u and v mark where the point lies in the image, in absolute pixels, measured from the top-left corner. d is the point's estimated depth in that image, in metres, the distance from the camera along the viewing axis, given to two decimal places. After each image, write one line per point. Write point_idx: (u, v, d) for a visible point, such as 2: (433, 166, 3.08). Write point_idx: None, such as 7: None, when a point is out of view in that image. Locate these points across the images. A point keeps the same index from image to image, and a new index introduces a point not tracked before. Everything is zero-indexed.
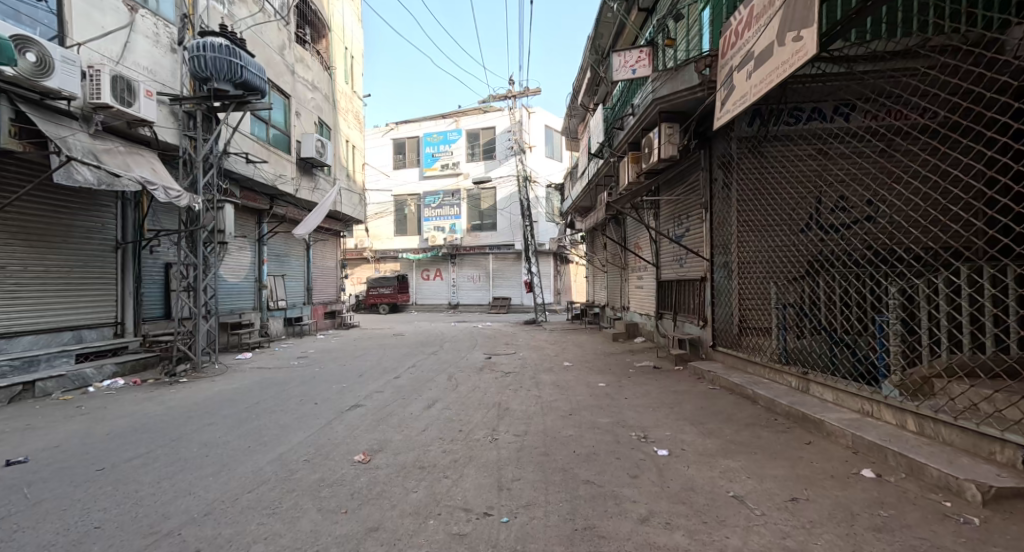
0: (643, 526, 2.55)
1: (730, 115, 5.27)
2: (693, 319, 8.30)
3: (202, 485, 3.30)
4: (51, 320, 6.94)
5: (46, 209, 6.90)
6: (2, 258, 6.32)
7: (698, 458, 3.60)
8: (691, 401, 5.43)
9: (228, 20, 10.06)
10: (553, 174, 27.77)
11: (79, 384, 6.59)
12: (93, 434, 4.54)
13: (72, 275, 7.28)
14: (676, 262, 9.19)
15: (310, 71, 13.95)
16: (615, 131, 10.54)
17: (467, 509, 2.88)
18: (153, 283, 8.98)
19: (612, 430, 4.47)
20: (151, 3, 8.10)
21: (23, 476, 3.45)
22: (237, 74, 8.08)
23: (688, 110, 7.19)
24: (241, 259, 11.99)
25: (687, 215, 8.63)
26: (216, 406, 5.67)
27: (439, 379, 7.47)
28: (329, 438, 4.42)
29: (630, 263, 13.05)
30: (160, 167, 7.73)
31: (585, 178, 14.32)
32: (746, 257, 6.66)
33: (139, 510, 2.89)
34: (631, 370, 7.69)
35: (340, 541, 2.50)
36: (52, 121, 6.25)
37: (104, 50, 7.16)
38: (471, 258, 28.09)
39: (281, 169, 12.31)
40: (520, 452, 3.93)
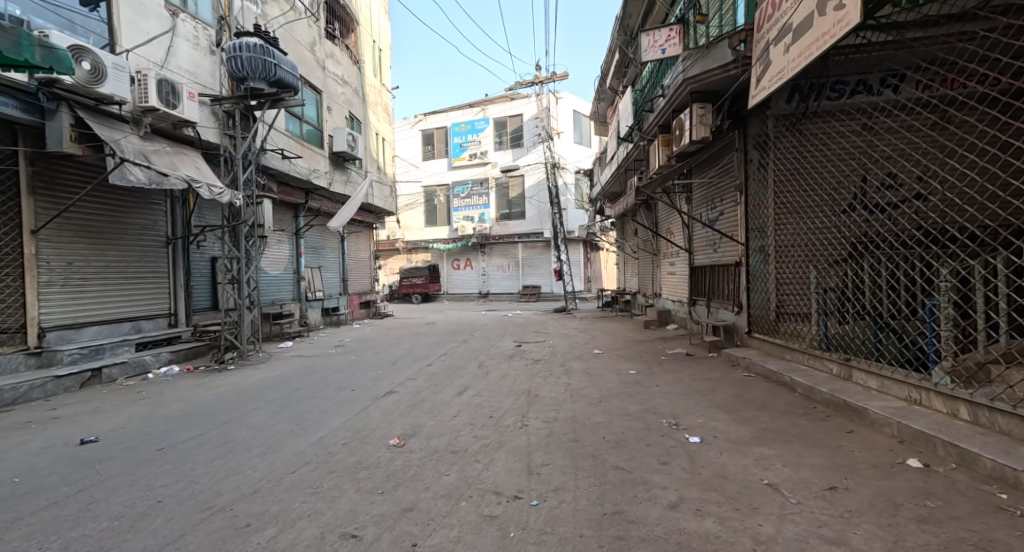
0: (674, 511, 2.55)
1: (767, 92, 5.04)
2: (728, 305, 8.08)
3: (250, 465, 3.51)
4: (113, 312, 7.45)
5: (104, 208, 7.36)
6: (68, 255, 6.79)
7: (731, 446, 3.55)
8: (725, 389, 5.33)
9: (262, 19, 10.35)
10: (582, 160, 27.38)
11: (139, 371, 7.09)
12: (152, 416, 4.90)
13: (129, 270, 7.77)
14: (710, 248, 8.95)
15: (339, 66, 14.22)
16: (645, 114, 10.30)
17: (498, 492, 2.96)
18: (201, 276, 9.49)
19: (642, 417, 4.45)
20: (190, 7, 8.42)
21: (95, 454, 3.78)
22: (272, 73, 8.33)
23: (722, 89, 6.95)
24: (280, 252, 12.48)
25: (721, 198, 8.37)
26: (262, 392, 5.99)
27: (470, 366, 7.61)
28: (365, 422, 4.60)
29: (662, 249, 12.80)
30: (204, 165, 8.09)
31: (614, 163, 14.08)
32: (785, 241, 6.42)
33: (195, 487, 3.11)
34: (663, 358, 7.60)
35: (377, 520, 2.62)
36: (106, 125, 6.64)
37: (150, 55, 7.52)
38: (500, 247, 28.21)
39: (315, 163, 12.67)
40: (550, 438, 3.98)
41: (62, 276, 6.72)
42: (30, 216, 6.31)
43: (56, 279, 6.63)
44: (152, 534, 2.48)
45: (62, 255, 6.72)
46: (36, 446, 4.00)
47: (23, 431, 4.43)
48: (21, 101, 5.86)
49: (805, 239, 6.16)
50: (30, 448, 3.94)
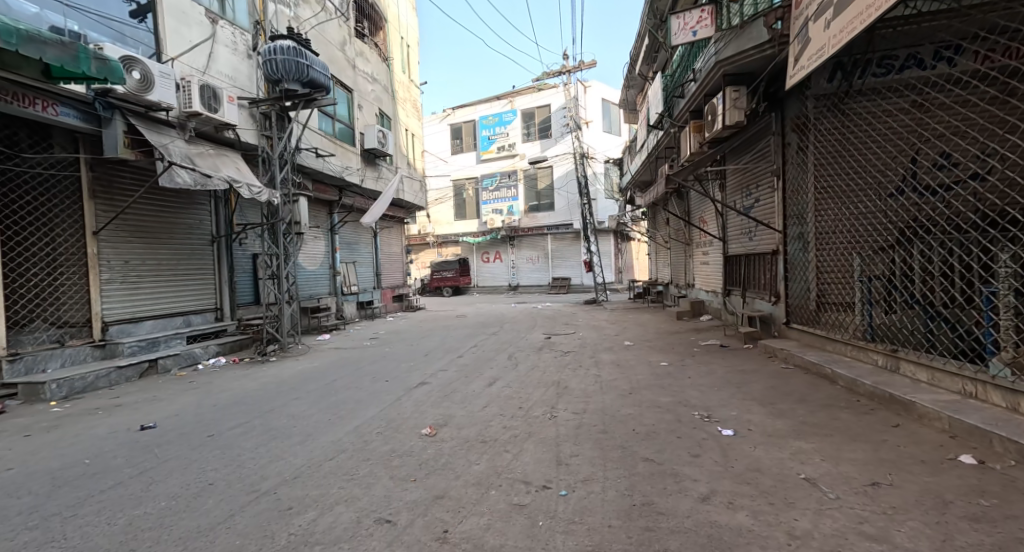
0: (705, 504, 2.52)
1: (806, 72, 4.81)
2: (765, 295, 7.81)
3: (292, 451, 3.69)
4: (167, 307, 7.92)
5: (156, 209, 7.80)
6: (125, 254, 7.26)
7: (766, 440, 3.45)
8: (760, 381, 5.18)
9: (295, 22, 10.64)
10: (611, 149, 26.92)
11: (190, 362, 7.52)
12: (204, 404, 5.21)
13: (180, 267, 8.24)
14: (745, 236, 8.66)
15: (369, 63, 14.45)
16: (675, 100, 10.02)
17: (527, 481, 3.00)
18: (244, 272, 9.95)
19: (673, 409, 4.39)
20: (229, 14, 8.75)
21: (153, 439, 4.06)
22: (304, 74, 8.55)
23: (757, 71, 6.68)
24: (316, 248, 12.92)
25: (757, 184, 8.05)
26: (302, 382, 6.26)
27: (500, 358, 7.70)
28: (398, 412, 4.74)
29: (694, 238, 12.48)
30: (244, 166, 8.46)
31: (644, 151, 13.77)
32: (826, 227, 6.17)
33: (242, 471, 3.29)
34: (695, 349, 7.44)
35: (410, 506, 2.71)
36: (156, 130, 7.02)
37: (194, 62, 7.90)
38: (529, 239, 28.22)
39: (347, 161, 12.98)
40: (579, 429, 3.99)
41: (120, 274, 7.18)
42: (92, 218, 6.77)
43: (115, 277, 7.10)
44: (205, 514, 2.66)
45: (120, 254, 7.18)
46: (103, 430, 4.34)
47: (91, 417, 4.80)
48: (80, 111, 6.26)
49: (845, 226, 5.90)
50: (97, 433, 4.27)
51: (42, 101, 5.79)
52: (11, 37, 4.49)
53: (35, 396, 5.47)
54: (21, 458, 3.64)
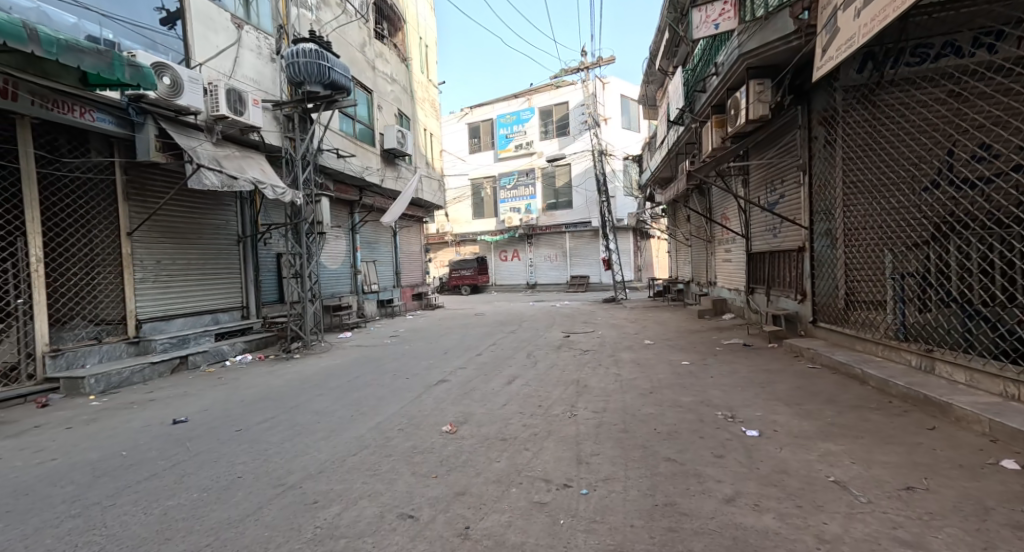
0: (730, 506, 2.48)
1: (834, 63, 4.67)
2: (790, 293, 7.62)
3: (316, 447, 3.77)
4: (196, 305, 8.18)
5: (185, 210, 8.05)
6: (156, 254, 7.50)
7: (793, 441, 3.37)
8: (785, 381, 5.06)
9: (316, 24, 10.81)
10: (630, 146, 26.61)
11: (218, 358, 7.73)
12: (231, 400, 5.36)
13: (208, 266, 8.48)
14: (769, 233, 8.47)
15: (388, 64, 14.61)
16: (697, 94, 9.86)
17: (547, 480, 3.00)
18: (269, 271, 10.19)
19: (695, 409, 4.32)
20: (253, 19, 8.97)
21: (185, 433, 4.20)
22: (326, 75, 8.69)
23: (782, 63, 6.50)
24: (338, 247, 13.14)
25: (781, 179, 7.84)
26: (324, 379, 6.39)
27: (519, 356, 7.71)
28: (419, 409, 4.79)
29: (716, 235, 12.26)
30: (268, 167, 8.65)
31: (664, 147, 13.59)
32: (854, 224, 5.99)
33: (270, 465, 3.38)
34: (718, 348, 7.31)
35: (432, 502, 2.74)
36: (184, 133, 7.22)
37: (220, 67, 8.11)
38: (547, 238, 28.15)
39: (367, 161, 13.16)
40: (599, 428, 3.97)
41: (153, 272, 7.43)
42: (126, 220, 7.02)
43: (148, 276, 7.35)
44: (235, 506, 2.74)
45: (152, 254, 7.43)
46: (138, 424, 4.50)
47: (127, 411, 4.99)
48: (115, 116, 6.48)
49: (875, 221, 5.71)
50: (133, 426, 4.44)
51: (80, 108, 6.02)
52: (53, 46, 4.68)
53: (76, 390, 5.74)
54: (64, 449, 3.82)
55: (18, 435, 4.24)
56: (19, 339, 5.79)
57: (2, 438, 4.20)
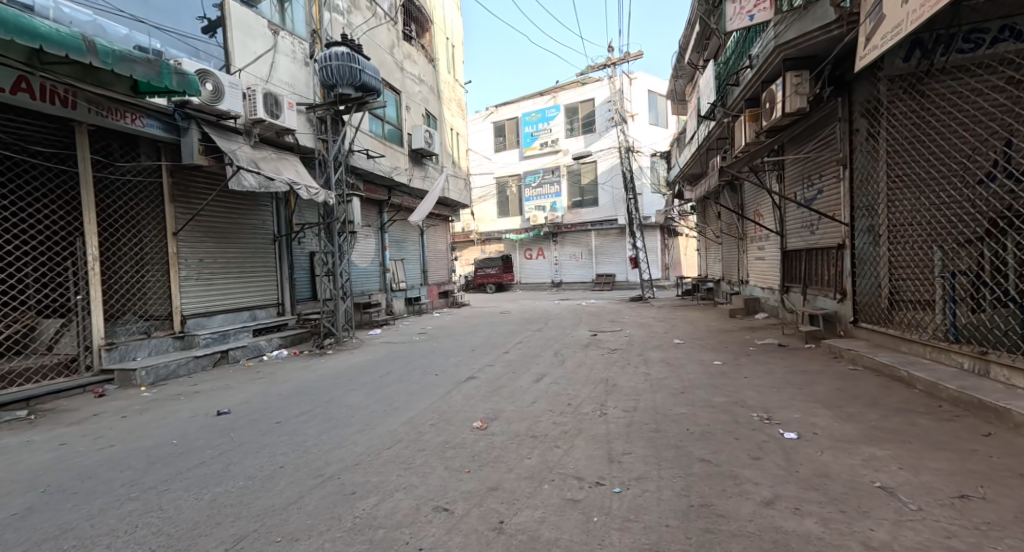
0: (769, 508, 2.43)
1: (880, 51, 4.47)
2: (828, 292, 7.37)
3: (352, 439, 3.88)
4: (235, 301, 8.51)
5: (225, 211, 8.38)
6: (199, 252, 7.83)
7: (835, 444, 3.27)
8: (824, 383, 4.90)
9: (347, 28, 11.06)
10: (658, 142, 26.17)
11: (256, 353, 8.03)
12: (270, 393, 5.58)
13: (246, 264, 8.81)
14: (806, 230, 8.20)
15: (416, 65, 14.81)
16: (729, 88, 9.61)
17: (579, 477, 3.00)
18: (302, 269, 10.50)
19: (729, 410, 4.23)
20: (288, 24, 9.25)
21: (229, 424, 4.39)
22: (357, 78, 8.90)
23: (821, 53, 6.30)
24: (367, 246, 13.43)
25: (820, 174, 7.57)
26: (356, 374, 6.56)
27: (546, 354, 7.71)
28: (449, 405, 4.86)
29: (748, 233, 11.95)
30: (302, 168, 8.91)
31: (694, 142, 13.30)
32: (899, 219, 5.75)
33: (309, 456, 3.50)
34: (751, 348, 7.12)
35: (466, 496, 2.79)
36: (225, 137, 7.51)
37: (257, 72, 8.39)
38: (573, 236, 27.97)
39: (395, 162, 13.37)
40: (630, 427, 3.94)
41: (196, 270, 7.77)
42: (172, 220, 7.36)
43: (192, 274, 7.68)
44: (278, 494, 2.85)
45: (196, 252, 7.76)
46: (186, 414, 4.74)
47: (175, 402, 5.26)
48: (162, 122, 6.81)
49: (922, 217, 5.46)
50: (181, 416, 4.67)
51: (131, 115, 6.35)
52: (108, 57, 4.95)
53: (129, 381, 6.06)
54: (120, 436, 4.05)
55: (79, 422, 4.53)
56: (78, 333, 6.18)
57: (64, 425, 4.49)
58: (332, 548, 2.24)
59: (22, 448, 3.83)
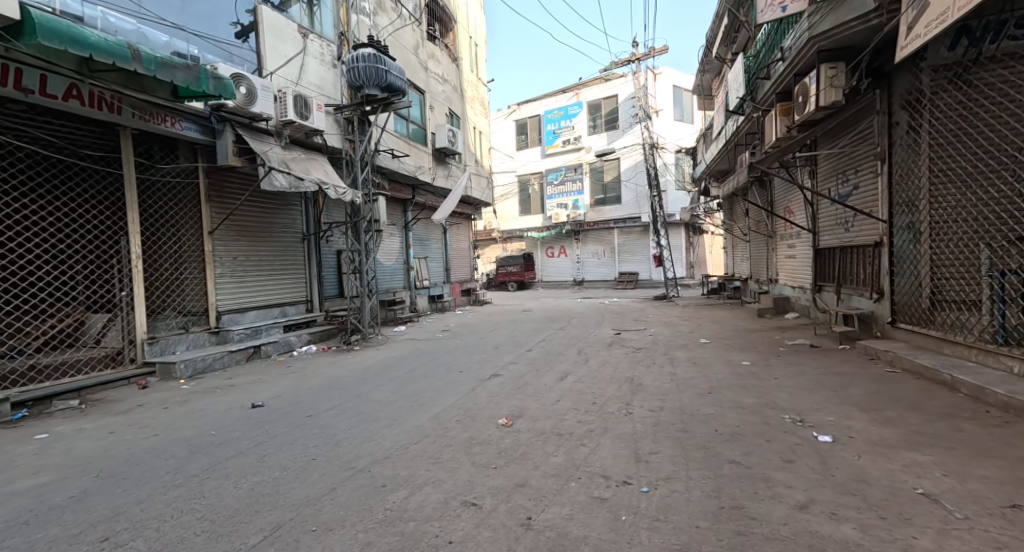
0: (803, 512, 2.37)
1: (923, 41, 4.29)
2: (864, 291, 7.11)
3: (380, 434, 3.96)
4: (267, 298, 8.77)
5: (257, 210, 8.63)
6: (233, 251, 8.11)
7: (873, 449, 3.17)
8: (861, 385, 4.74)
9: (373, 30, 11.23)
10: (683, 138, 25.71)
11: (287, 349, 8.26)
12: (301, 388, 5.74)
13: (277, 262, 9.07)
14: (840, 227, 7.94)
15: (440, 65, 14.93)
16: (759, 82, 9.36)
17: (606, 476, 3.00)
18: (330, 267, 10.75)
19: (759, 411, 4.15)
20: (317, 28, 9.45)
21: (263, 416, 4.54)
22: (383, 79, 9.03)
23: (858, 44, 6.09)
24: (392, 244, 13.63)
25: (855, 169, 7.31)
26: (383, 370, 6.69)
27: (570, 353, 7.68)
28: (474, 402, 4.91)
29: (778, 230, 11.62)
30: (330, 169, 9.11)
31: (721, 138, 13.01)
32: (942, 215, 5.50)
33: (340, 449, 3.59)
34: (781, 349, 6.94)
35: (494, 492, 2.82)
36: (257, 139, 7.74)
37: (288, 75, 8.60)
38: (595, 234, 27.75)
39: (419, 161, 13.53)
40: (656, 427, 3.90)
41: (230, 268, 8.04)
42: (208, 220, 7.64)
43: (226, 271, 7.96)
44: (312, 485, 2.94)
45: (230, 250, 8.03)
46: (223, 407, 4.93)
47: (212, 394, 5.47)
48: (199, 125, 7.08)
49: (967, 214, 5.23)
50: (218, 408, 4.86)
51: (170, 118, 6.63)
52: (151, 64, 5.17)
53: (169, 374, 6.34)
54: (162, 426, 4.24)
55: (125, 412, 4.77)
56: (123, 327, 6.47)
57: (112, 414, 4.73)
58: (366, 538, 2.30)
59: (76, 435, 4.06)
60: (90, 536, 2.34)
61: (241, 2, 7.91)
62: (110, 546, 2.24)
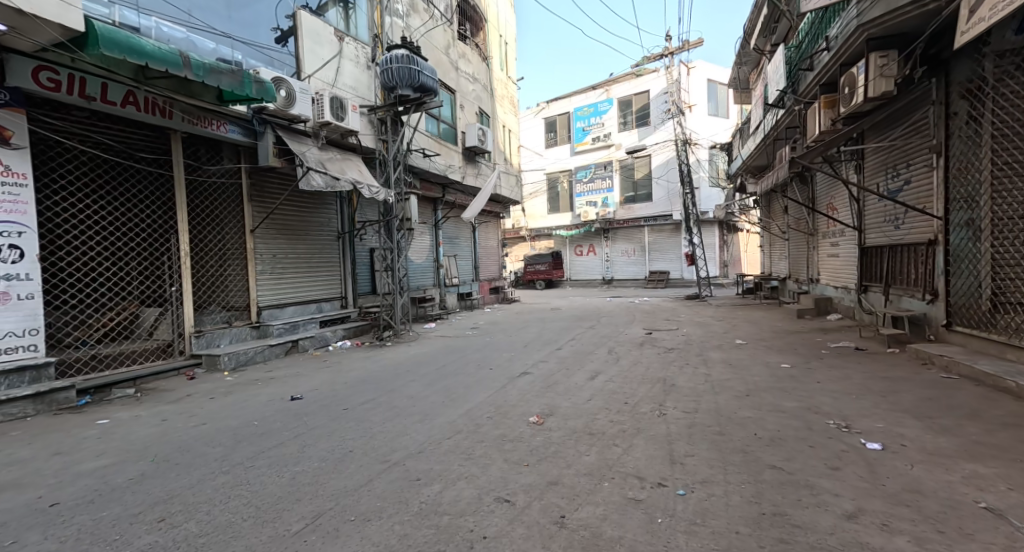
0: (851, 522, 2.27)
1: (987, 25, 4.00)
2: (916, 291, 6.75)
3: (414, 428, 4.03)
4: (305, 294, 9.07)
5: (296, 209, 8.93)
6: (273, 248, 8.41)
7: (928, 458, 3.00)
8: (912, 391, 4.50)
9: (406, 31, 11.38)
10: (718, 134, 24.99)
11: (323, 344, 8.51)
12: (337, 381, 5.90)
13: (314, 259, 9.35)
14: (889, 224, 7.54)
15: (470, 64, 15.00)
16: (801, 74, 8.97)
17: (640, 477, 2.95)
18: (363, 264, 11.01)
19: (801, 416, 3.99)
20: (352, 30, 9.66)
21: (301, 408, 4.70)
22: (416, 79, 9.14)
23: (912, 31, 5.75)
24: (422, 242, 13.83)
25: (907, 162, 6.91)
26: (415, 366, 6.81)
27: (600, 352, 7.60)
28: (504, 400, 4.92)
29: (820, 228, 11.16)
30: (364, 168, 9.31)
31: (759, 133, 12.55)
32: (1004, 211, 5.14)
33: (374, 443, 3.67)
34: (823, 351, 6.65)
35: (526, 489, 2.82)
36: (296, 140, 8.00)
37: (325, 77, 8.85)
38: (625, 232, 27.37)
39: (450, 160, 13.67)
40: (691, 429, 3.81)
41: (270, 265, 8.34)
42: (250, 219, 7.95)
43: (267, 268, 8.26)
44: (349, 477, 3.01)
45: (270, 248, 8.34)
46: (264, 398, 5.12)
47: (254, 386, 5.71)
48: (242, 127, 7.40)
49: None
50: (261, 400, 5.06)
51: (216, 121, 6.96)
52: (200, 70, 5.41)
53: (214, 366, 6.64)
54: (209, 415, 4.45)
55: (175, 401, 5.03)
56: (173, 320, 6.82)
57: (164, 402, 5.00)
58: (402, 530, 2.34)
59: (132, 422, 4.30)
60: (147, 516, 2.48)
61: (281, 8, 8.16)
62: (166, 526, 2.38)
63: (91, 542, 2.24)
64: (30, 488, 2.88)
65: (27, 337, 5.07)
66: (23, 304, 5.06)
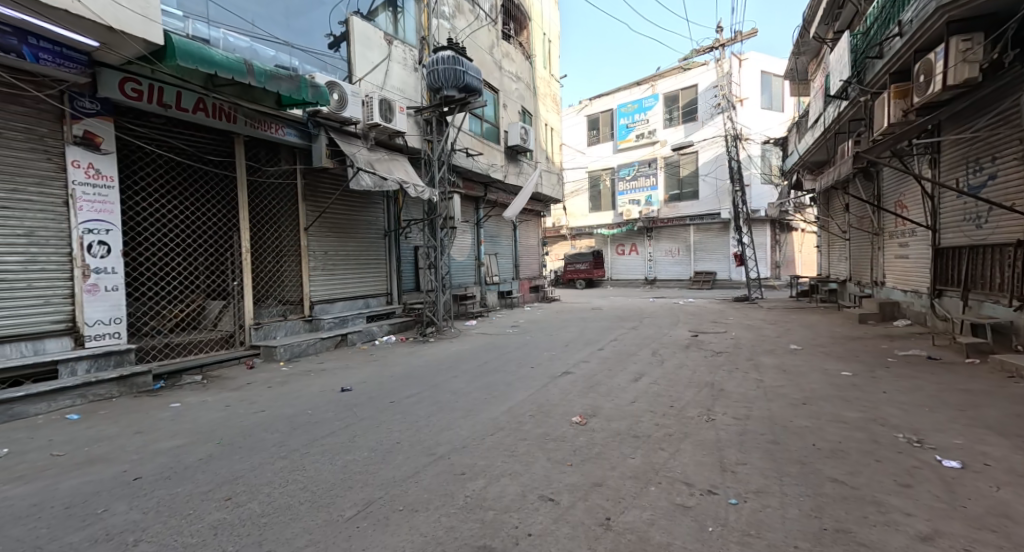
0: (927, 545, 2.10)
1: None
2: (1004, 297, 6.15)
3: (457, 423, 4.09)
4: (353, 290, 9.41)
5: (346, 209, 9.28)
6: (325, 245, 8.79)
7: (1016, 480, 2.73)
8: (996, 406, 4.10)
9: (451, 32, 11.55)
10: (772, 129, 23.80)
11: (370, 338, 8.80)
12: (383, 375, 6.09)
13: (362, 256, 9.68)
14: (969, 223, 6.93)
15: (513, 63, 15.03)
16: (868, 62, 8.38)
17: (689, 483, 2.86)
18: (408, 262, 11.29)
19: (866, 428, 3.73)
20: (400, 34, 9.91)
21: (350, 400, 4.88)
22: (460, 79, 9.24)
23: (1002, 11, 5.24)
24: (464, 240, 14.01)
25: (993, 156, 6.31)
26: (457, 362, 6.91)
27: (643, 354, 7.41)
28: (546, 398, 4.91)
29: (887, 227, 10.38)
30: (410, 168, 9.52)
31: (818, 126, 11.82)
32: None
33: (420, 436, 3.75)
34: (890, 359, 6.19)
35: (571, 489, 2.80)
36: (347, 141, 8.30)
37: (374, 80, 9.12)
38: (670, 231, 26.62)
39: (492, 159, 13.76)
40: (743, 436, 3.66)
41: (322, 262, 8.72)
42: (305, 217, 8.35)
43: (319, 265, 8.65)
44: (397, 468, 3.10)
45: (322, 245, 8.72)
46: (315, 389, 5.35)
47: (307, 377, 5.99)
48: (298, 130, 7.76)
49: None
50: (313, 390, 5.30)
51: (274, 125, 7.35)
52: (262, 76, 5.71)
53: (271, 356, 7.02)
54: (267, 403, 4.71)
55: (237, 388, 5.36)
56: (235, 313, 7.30)
57: (227, 389, 5.35)
58: (449, 523, 2.38)
59: (200, 406, 4.63)
60: (216, 494, 2.65)
61: (335, 15, 8.49)
62: (232, 504, 2.53)
63: (169, 514, 2.41)
64: (116, 462, 3.16)
65: (112, 325, 5.54)
66: (109, 296, 5.54)
